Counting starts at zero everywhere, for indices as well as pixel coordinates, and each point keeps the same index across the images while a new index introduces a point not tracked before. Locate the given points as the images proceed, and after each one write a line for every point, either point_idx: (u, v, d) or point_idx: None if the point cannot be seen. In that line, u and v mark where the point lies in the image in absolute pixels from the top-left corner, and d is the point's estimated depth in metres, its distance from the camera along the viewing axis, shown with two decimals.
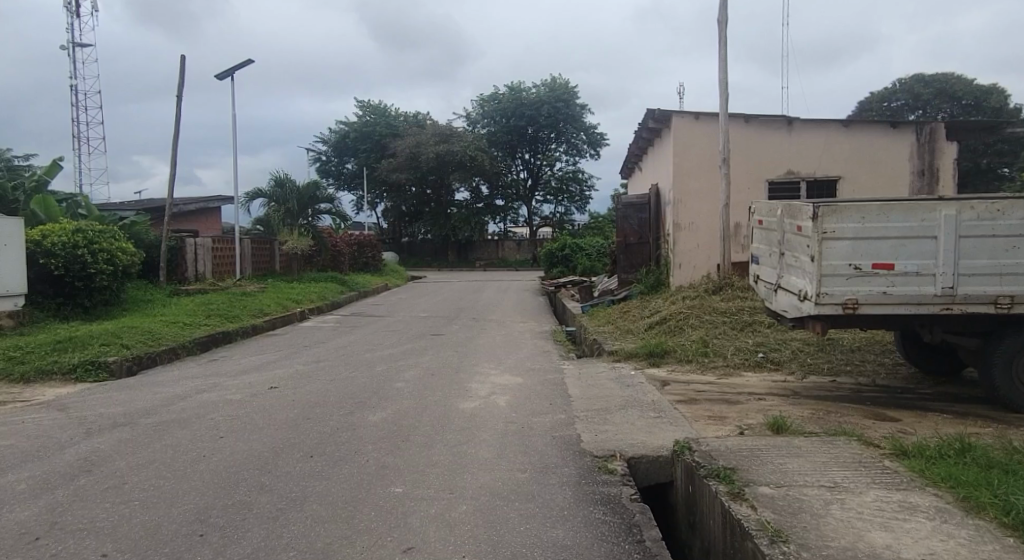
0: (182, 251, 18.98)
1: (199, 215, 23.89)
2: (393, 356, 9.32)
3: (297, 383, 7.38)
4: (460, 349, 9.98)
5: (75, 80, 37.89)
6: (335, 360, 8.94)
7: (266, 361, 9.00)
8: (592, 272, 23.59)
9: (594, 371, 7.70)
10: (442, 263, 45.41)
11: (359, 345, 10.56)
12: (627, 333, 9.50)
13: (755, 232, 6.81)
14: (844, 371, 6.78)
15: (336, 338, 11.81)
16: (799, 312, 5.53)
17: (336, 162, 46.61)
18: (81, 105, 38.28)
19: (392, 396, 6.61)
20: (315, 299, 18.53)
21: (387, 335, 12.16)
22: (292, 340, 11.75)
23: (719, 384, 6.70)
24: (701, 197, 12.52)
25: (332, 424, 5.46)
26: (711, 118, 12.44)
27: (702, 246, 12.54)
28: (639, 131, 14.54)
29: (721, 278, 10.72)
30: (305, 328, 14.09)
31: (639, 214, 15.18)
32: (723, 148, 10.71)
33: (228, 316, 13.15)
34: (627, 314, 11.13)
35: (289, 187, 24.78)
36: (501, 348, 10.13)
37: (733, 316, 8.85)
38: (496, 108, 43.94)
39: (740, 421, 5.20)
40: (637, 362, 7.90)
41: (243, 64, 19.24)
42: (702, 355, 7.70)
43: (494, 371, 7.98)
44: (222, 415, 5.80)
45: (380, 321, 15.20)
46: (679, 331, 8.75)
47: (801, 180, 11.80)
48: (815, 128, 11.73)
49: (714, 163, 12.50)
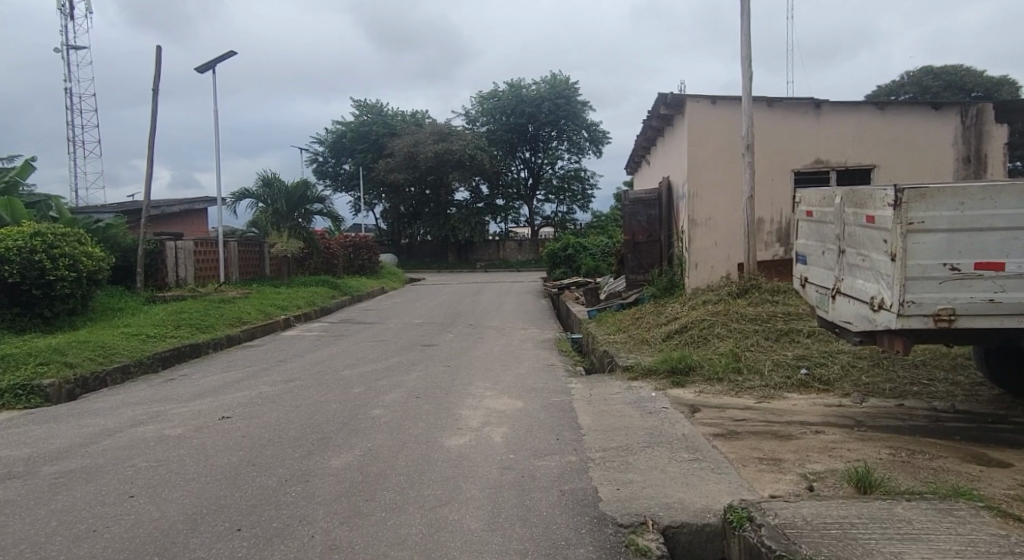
0: (162, 255, 17.92)
1: (183, 217, 22.78)
2: (375, 373, 8.17)
3: (256, 411, 6.23)
4: (452, 363, 8.81)
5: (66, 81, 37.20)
6: (308, 380, 7.79)
7: (228, 381, 7.84)
8: (597, 273, 22.43)
9: (608, 392, 6.51)
10: (442, 264, 44.25)
11: (341, 359, 9.43)
12: (643, 345, 8.32)
13: (803, 227, 5.66)
14: (912, 391, 5.62)
15: (317, 351, 10.67)
16: (873, 325, 4.35)
17: (332, 164, 45.50)
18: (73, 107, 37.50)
19: (365, 429, 5.45)
20: (302, 305, 17.39)
21: (374, 345, 11.03)
22: (269, 353, 10.61)
23: (762, 409, 5.52)
24: (719, 190, 11.38)
25: (281, 473, 4.30)
26: (729, 102, 11.30)
27: (721, 245, 11.39)
28: (648, 120, 13.40)
29: (745, 279, 9.54)
30: (287, 338, 12.94)
31: (648, 210, 14.04)
32: (748, 134, 9.56)
33: (201, 326, 12.02)
34: (640, 321, 9.95)
35: (277, 186, 22.89)
36: (498, 361, 8.96)
37: (765, 325, 7.70)
38: (495, 106, 42.80)
39: (802, 467, 4.04)
40: (656, 381, 6.73)
41: (224, 56, 18.14)
42: (734, 372, 6.54)
43: (489, 393, 6.81)
44: (146, 461, 4.63)
45: (370, 328, 14.07)
46: (704, 342, 7.59)
47: (832, 169, 10.65)
48: (847, 112, 10.59)
49: (733, 152, 11.35)
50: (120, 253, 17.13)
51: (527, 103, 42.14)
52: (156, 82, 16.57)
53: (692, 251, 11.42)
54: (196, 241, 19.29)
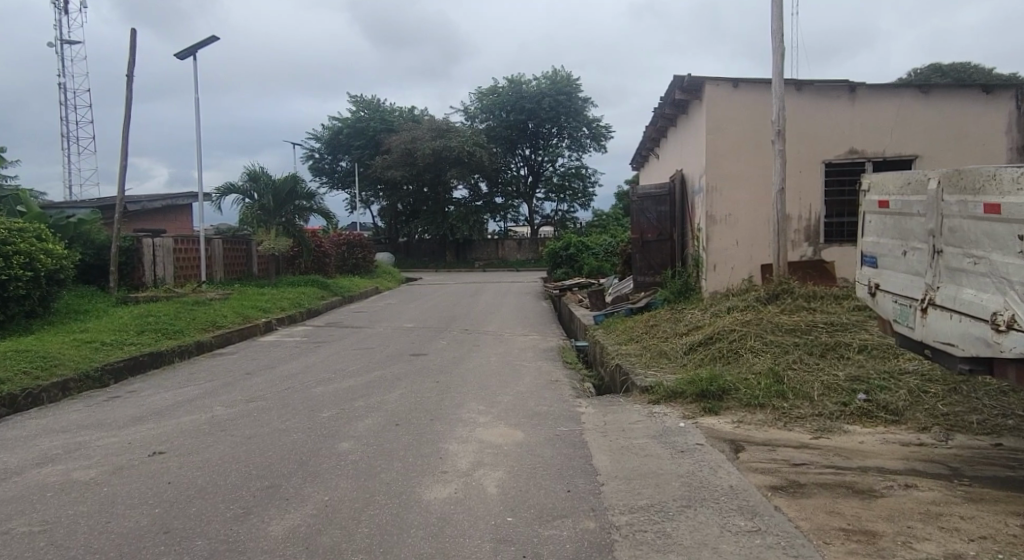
0: (139, 253, 16.89)
1: (166, 213, 21.65)
2: (352, 391, 7.05)
3: (199, 442, 5.10)
4: (442, 379, 7.70)
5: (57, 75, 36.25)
6: (273, 399, 6.67)
7: (180, 400, 6.72)
8: (601, 273, 21.33)
9: (626, 421, 5.39)
10: (440, 263, 43.14)
11: (318, 371, 8.31)
12: (663, 359, 7.19)
13: (872, 221, 4.57)
14: (1007, 428, 4.53)
15: (294, 360, 9.55)
16: (995, 352, 3.25)
17: (329, 161, 44.38)
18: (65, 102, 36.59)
19: (325, 473, 4.34)
20: (287, 307, 16.26)
21: (358, 354, 9.92)
22: (239, 362, 9.50)
23: (823, 449, 4.40)
24: (741, 183, 10.29)
25: (198, 550, 3.18)
26: (752, 86, 10.21)
27: (742, 244, 10.31)
28: (660, 108, 12.31)
29: (775, 282, 8.45)
30: (265, 345, 11.81)
31: (658, 207, 12.98)
32: (778, 118, 8.45)
33: (169, 332, 10.90)
34: (655, 329, 8.83)
35: (265, 181, 21.76)
36: (495, 377, 7.84)
37: (806, 338, 6.60)
38: (494, 102, 41.71)
39: (913, 549, 2.92)
40: (683, 407, 5.62)
41: (206, 42, 17.06)
42: (778, 397, 5.43)
43: (483, 420, 5.69)
44: (26, 524, 3.50)
45: (358, 334, 12.96)
46: (736, 357, 6.47)
47: (867, 160, 9.62)
48: (885, 96, 9.56)
49: (756, 142, 10.26)
50: (94, 251, 16.21)
51: (527, 99, 41.06)
52: (130, 68, 15.48)
53: (710, 251, 10.34)
54: (176, 238, 18.16)
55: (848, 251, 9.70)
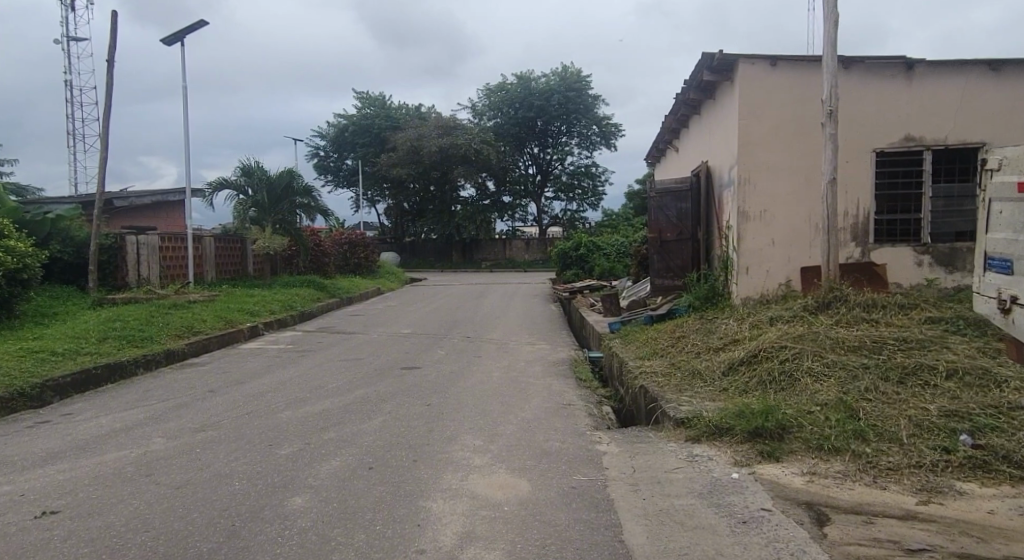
0: (122, 251, 15.97)
1: (157, 210, 20.60)
2: (327, 417, 5.90)
3: (110, 495, 3.94)
4: (434, 401, 6.51)
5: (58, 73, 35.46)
6: (228, 427, 5.52)
7: (118, 428, 5.58)
8: (612, 275, 20.14)
9: (662, 469, 4.21)
10: (446, 264, 42.06)
11: (292, 389, 7.15)
12: (697, 382, 5.99)
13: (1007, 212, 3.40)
14: None
15: (270, 373, 8.39)
16: None
17: (334, 159, 43.36)
18: (68, 101, 35.86)
19: (260, 553, 3.17)
20: (278, 310, 15.16)
21: (344, 366, 8.78)
22: (208, 375, 8.35)
23: (942, 524, 3.21)
24: (778, 175, 9.10)
25: None
26: (792, 64, 9.01)
27: (779, 245, 9.13)
28: (684, 93, 11.11)
29: (825, 287, 7.25)
30: (247, 353, 10.67)
31: (678, 203, 11.78)
32: (831, 96, 7.25)
33: (135, 339, 9.77)
34: (683, 340, 7.64)
35: (259, 176, 20.58)
36: (497, 399, 6.66)
37: (875, 358, 5.40)
38: (503, 98, 40.51)
39: None
40: (735, 449, 4.41)
41: (194, 26, 15.93)
42: (856, 438, 4.25)
43: (479, 464, 4.51)
44: None
45: (350, 342, 11.81)
46: (791, 382, 5.27)
47: (926, 148, 8.53)
48: (946, 76, 8.48)
49: (797, 129, 9.05)
50: (73, 249, 15.39)
51: (536, 96, 39.85)
52: (111, 52, 14.37)
53: (742, 252, 9.16)
54: (163, 236, 17.02)
55: (899, 254, 8.59)
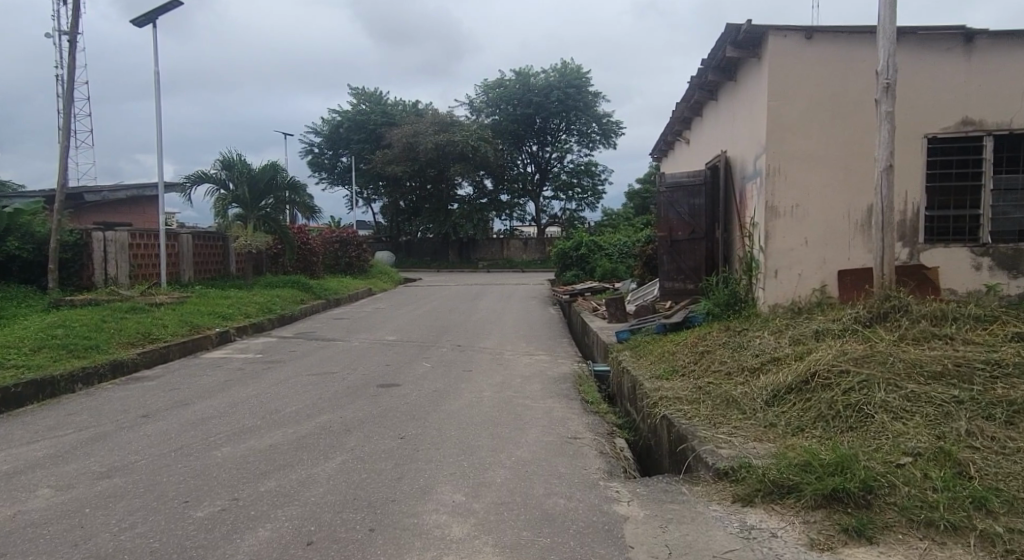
0: (88, 248, 14.88)
1: (132, 206, 19.40)
2: (273, 455, 4.72)
3: None
4: (409, 434, 5.32)
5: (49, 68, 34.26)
6: (143, 472, 4.33)
7: (0, 474, 4.37)
8: (614, 277, 18.99)
9: (711, 553, 3.05)
10: (442, 263, 40.86)
11: (242, 414, 5.94)
12: (734, 414, 4.84)
13: None
14: None
15: (225, 391, 7.20)
16: None
17: (328, 156, 42.11)
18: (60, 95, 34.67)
19: None
20: (254, 313, 13.96)
21: (312, 382, 7.59)
22: (150, 393, 7.13)
23: None
24: (812, 165, 7.94)
25: None
26: (830, 37, 7.86)
27: (812, 244, 7.99)
28: (701, 74, 9.96)
29: (878, 294, 6.10)
30: (208, 363, 9.46)
31: (691, 199, 10.63)
32: (888, 67, 6.09)
33: (77, 348, 8.57)
34: (707, 356, 6.48)
35: (241, 169, 19.33)
36: (487, 429, 5.47)
37: (967, 388, 4.25)
38: (501, 94, 39.25)
39: None
40: (808, 520, 3.24)
41: (168, 7, 14.70)
42: (975, 510, 3.08)
43: (456, 538, 3.33)
44: None
45: (327, 350, 10.62)
46: (862, 421, 4.10)
47: (988, 133, 7.40)
48: (1011, 49, 7.36)
49: (835, 112, 7.90)
50: (33, 246, 14.19)
51: (535, 92, 38.67)
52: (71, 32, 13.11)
53: (770, 252, 8.02)
54: (133, 232, 15.79)
55: (953, 255, 7.47)
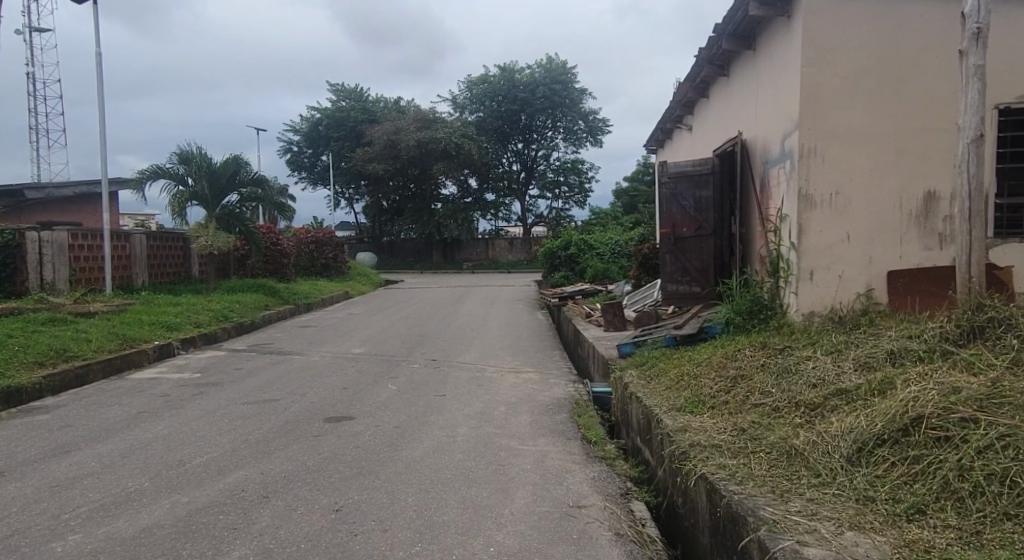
0: (23, 250, 13.10)
1: (78, 203, 17.70)
2: (137, 551, 3.19)
3: None
4: (346, 504, 3.82)
5: (23, 63, 32.56)
6: None
7: None
8: (607, 278, 17.55)
9: None
10: (426, 264, 39.25)
11: (129, 471, 4.41)
12: (806, 478, 3.40)
13: None
14: None
15: (128, 429, 5.65)
16: None
17: (308, 154, 40.34)
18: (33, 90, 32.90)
19: None
20: (205, 322, 12.37)
21: (245, 415, 6.05)
22: (32, 433, 5.56)
23: None
24: (857, 144, 6.55)
25: None
26: None
27: (856, 240, 6.60)
28: (713, 42, 8.52)
29: (966, 302, 4.70)
30: (131, 386, 7.89)
31: (697, 190, 9.16)
32: (977, 8, 4.71)
33: None
34: (742, 383, 5.04)
35: (198, 162, 17.62)
36: (456, 493, 3.99)
37: None
38: (485, 91, 37.74)
39: None
40: None
41: None
42: None
43: None
44: None
45: (280, 367, 9.07)
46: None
47: None
48: None
49: (885, 80, 6.52)
50: None
51: (520, 88, 37.21)
52: None
53: (805, 250, 6.62)
54: (73, 232, 14.06)
55: None
